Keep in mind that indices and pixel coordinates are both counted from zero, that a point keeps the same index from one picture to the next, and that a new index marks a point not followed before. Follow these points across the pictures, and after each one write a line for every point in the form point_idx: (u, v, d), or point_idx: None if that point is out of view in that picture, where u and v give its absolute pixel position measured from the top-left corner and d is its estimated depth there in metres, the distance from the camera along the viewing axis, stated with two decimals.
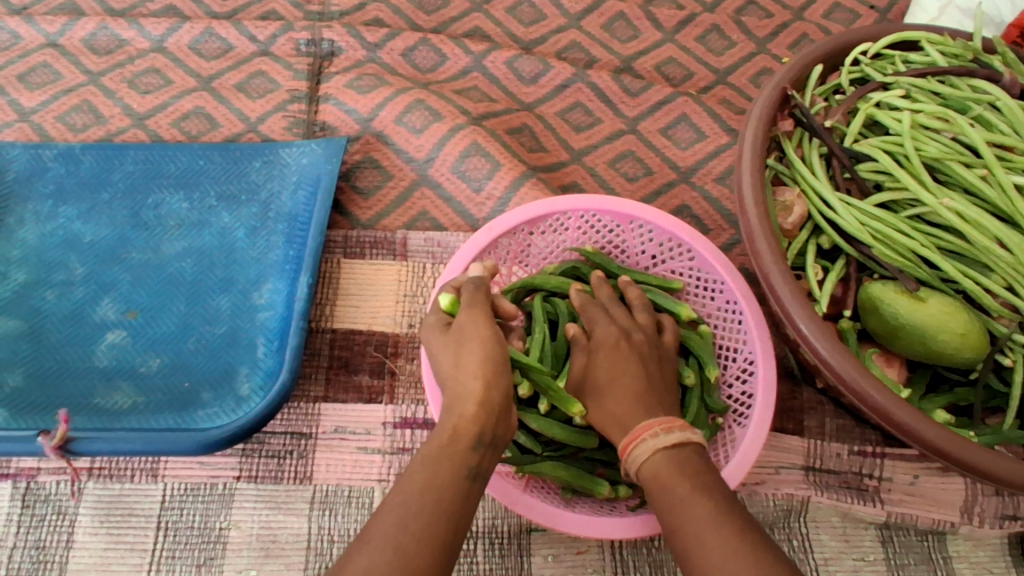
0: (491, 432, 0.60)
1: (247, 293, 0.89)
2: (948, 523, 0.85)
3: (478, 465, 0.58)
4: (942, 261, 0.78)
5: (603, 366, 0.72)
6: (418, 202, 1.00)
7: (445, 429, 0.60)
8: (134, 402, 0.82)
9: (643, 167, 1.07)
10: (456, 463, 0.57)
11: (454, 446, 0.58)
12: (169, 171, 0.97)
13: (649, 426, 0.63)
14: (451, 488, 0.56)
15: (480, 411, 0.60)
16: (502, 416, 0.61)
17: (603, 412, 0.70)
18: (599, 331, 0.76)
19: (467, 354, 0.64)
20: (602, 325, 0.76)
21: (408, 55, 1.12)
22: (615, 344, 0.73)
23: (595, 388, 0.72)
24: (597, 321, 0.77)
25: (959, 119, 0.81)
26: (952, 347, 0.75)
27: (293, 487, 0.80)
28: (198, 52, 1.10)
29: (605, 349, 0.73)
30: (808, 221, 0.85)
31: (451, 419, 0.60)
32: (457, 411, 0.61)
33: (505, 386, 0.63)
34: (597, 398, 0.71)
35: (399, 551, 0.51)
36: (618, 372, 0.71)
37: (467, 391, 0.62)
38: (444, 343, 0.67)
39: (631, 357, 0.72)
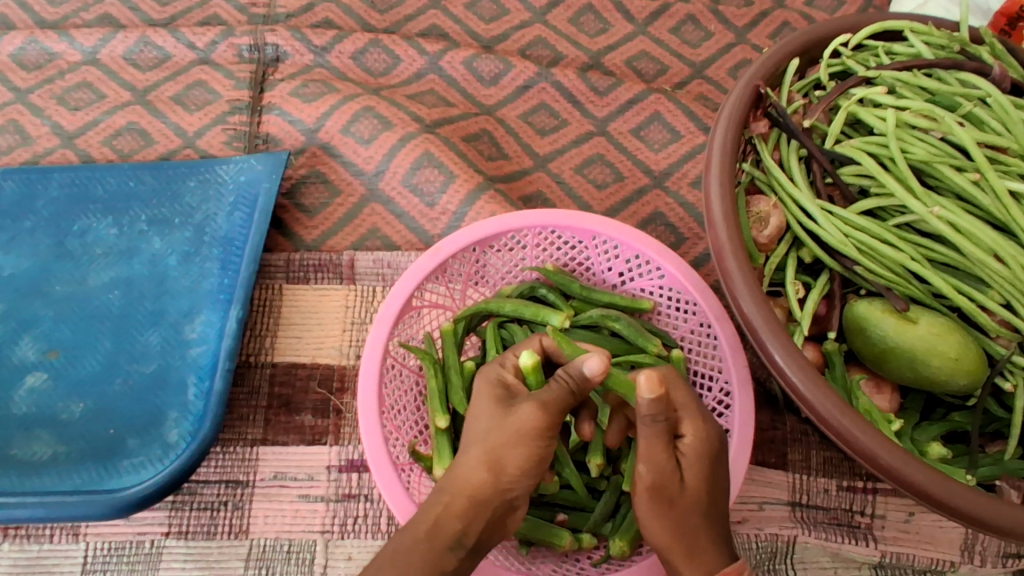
0: (474, 536, 0.55)
1: (179, 326, 0.82)
2: (947, 562, 0.77)
3: (453, 569, 0.54)
4: (932, 277, 0.70)
5: (696, 479, 0.56)
6: (368, 219, 0.93)
7: (428, 515, 0.55)
8: (54, 453, 0.76)
9: (613, 172, 0.99)
10: (430, 558, 0.54)
11: (432, 542, 0.54)
12: (97, 195, 0.90)
13: (734, 570, 0.55)
14: None
15: (473, 510, 0.54)
16: (494, 517, 0.55)
17: (672, 523, 0.56)
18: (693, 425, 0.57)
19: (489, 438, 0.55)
20: (705, 418, 0.57)
21: (358, 58, 1.04)
22: (715, 450, 0.58)
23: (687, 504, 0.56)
24: (701, 414, 0.58)
25: (948, 117, 0.73)
26: (945, 372, 0.67)
27: (226, 543, 0.74)
28: (132, 62, 1.03)
29: (703, 455, 0.57)
30: (786, 233, 0.76)
31: (435, 508, 0.55)
32: (452, 495, 0.55)
33: (519, 486, 0.55)
34: (675, 509, 0.56)
35: None
36: (712, 486, 0.57)
37: (464, 479, 0.55)
38: (486, 405, 0.57)
39: (718, 470, 0.58)
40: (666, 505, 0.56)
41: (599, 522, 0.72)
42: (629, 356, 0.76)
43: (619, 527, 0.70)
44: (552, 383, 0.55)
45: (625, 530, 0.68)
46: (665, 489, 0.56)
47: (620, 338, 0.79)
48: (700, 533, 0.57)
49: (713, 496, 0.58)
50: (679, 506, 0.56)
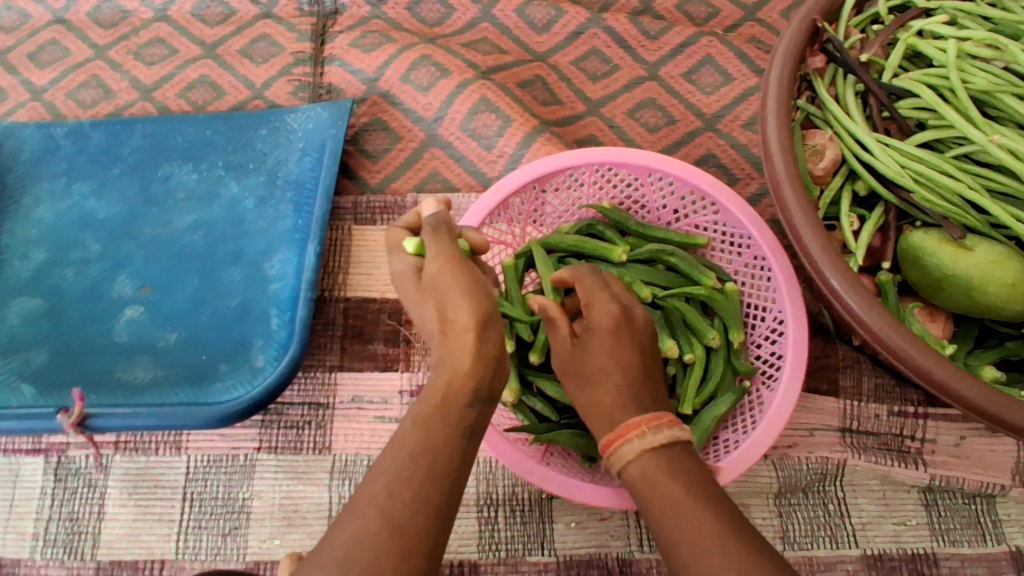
0: (487, 388, 0.53)
1: (259, 264, 0.89)
2: (997, 485, 0.80)
3: (476, 422, 0.53)
4: (992, 205, 0.71)
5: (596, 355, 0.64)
6: (428, 162, 0.97)
7: (438, 386, 0.53)
8: (153, 377, 0.83)
9: (665, 115, 1.01)
10: (450, 418, 0.52)
11: (449, 407, 0.52)
12: (177, 143, 0.96)
13: (631, 424, 0.57)
14: (445, 449, 0.51)
15: (478, 366, 0.52)
16: (498, 367, 0.54)
17: (581, 389, 0.64)
18: (597, 307, 0.67)
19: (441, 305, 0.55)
20: (602, 303, 0.67)
21: (413, 9, 1.07)
22: (613, 325, 0.65)
23: (584, 374, 0.64)
24: (598, 300, 0.67)
25: (1011, 45, 0.73)
26: (1001, 299, 0.69)
27: (312, 458, 0.82)
28: (201, 18, 1.08)
29: (605, 331, 0.65)
30: (842, 166, 0.78)
31: (442, 375, 0.53)
32: (458, 361, 0.53)
33: (500, 333, 0.55)
34: (579, 378, 0.65)
35: (392, 516, 0.46)
36: (608, 357, 0.63)
37: (461, 342, 0.53)
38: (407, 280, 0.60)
39: (627, 338, 0.65)
40: (574, 375, 0.66)
41: None
42: (685, 288, 0.80)
43: None
44: (425, 235, 0.59)
45: None
46: (569, 361, 0.66)
47: (676, 273, 0.83)
48: (605, 396, 0.61)
49: (608, 366, 0.63)
50: (575, 376, 0.65)
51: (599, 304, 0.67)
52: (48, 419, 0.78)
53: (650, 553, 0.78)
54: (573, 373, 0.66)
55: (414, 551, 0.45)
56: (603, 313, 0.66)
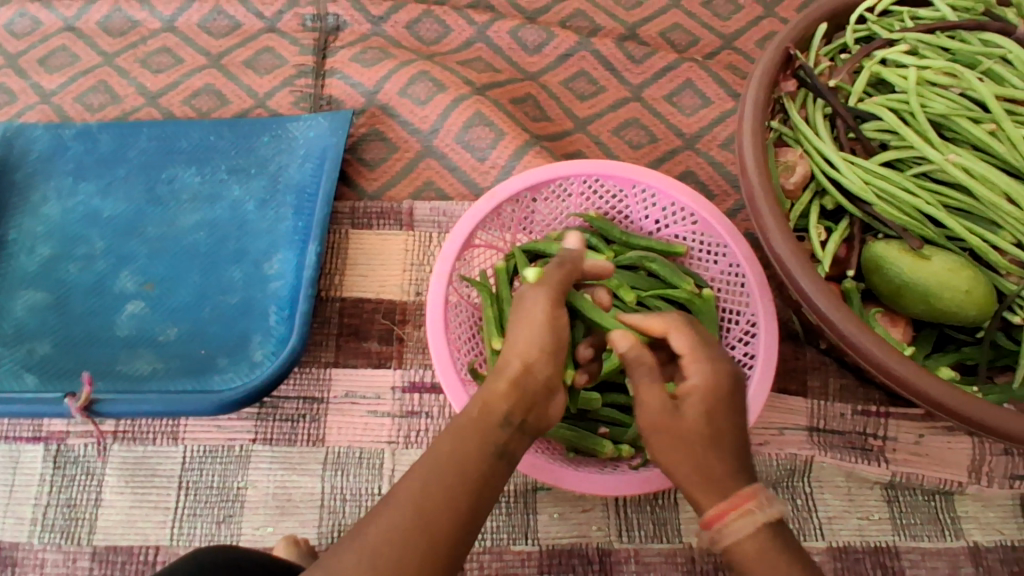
0: (522, 415, 0.57)
1: (260, 263, 0.93)
2: (955, 482, 0.85)
3: (506, 444, 0.56)
4: (947, 219, 0.77)
5: (696, 415, 0.57)
6: (424, 172, 1.02)
7: (475, 403, 0.58)
8: (154, 368, 0.87)
9: (648, 134, 1.07)
10: (484, 436, 0.56)
11: (483, 421, 0.56)
12: (182, 147, 1.00)
13: (740, 500, 0.54)
14: (474, 459, 0.55)
15: (515, 390, 0.57)
16: (536, 397, 0.58)
17: (681, 454, 0.56)
18: (700, 365, 0.59)
19: (526, 331, 0.59)
20: (705, 361, 0.59)
21: (412, 27, 1.12)
22: (726, 386, 0.58)
23: (682, 438, 0.56)
24: (701, 356, 0.60)
25: (968, 74, 0.80)
26: (957, 304, 0.75)
27: (306, 449, 0.85)
28: (207, 30, 1.12)
29: (705, 393, 0.57)
30: (811, 182, 0.84)
31: (482, 394, 0.58)
32: (499, 380, 0.58)
33: (551, 369, 0.58)
34: (680, 442, 0.56)
35: (419, 511, 0.52)
36: (717, 421, 0.57)
37: (507, 367, 0.58)
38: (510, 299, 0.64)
39: (727, 409, 0.58)
40: (673, 439, 0.56)
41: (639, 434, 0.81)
42: (665, 290, 0.85)
43: None
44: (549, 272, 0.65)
45: None
46: (668, 425, 0.56)
47: (656, 279, 0.88)
48: (709, 464, 0.55)
49: (720, 431, 0.56)
50: (682, 438, 0.56)
51: (699, 360, 0.59)
52: (57, 404, 0.82)
53: (629, 543, 0.81)
54: (671, 435, 0.56)
55: (435, 544, 0.52)
56: (703, 375, 0.58)
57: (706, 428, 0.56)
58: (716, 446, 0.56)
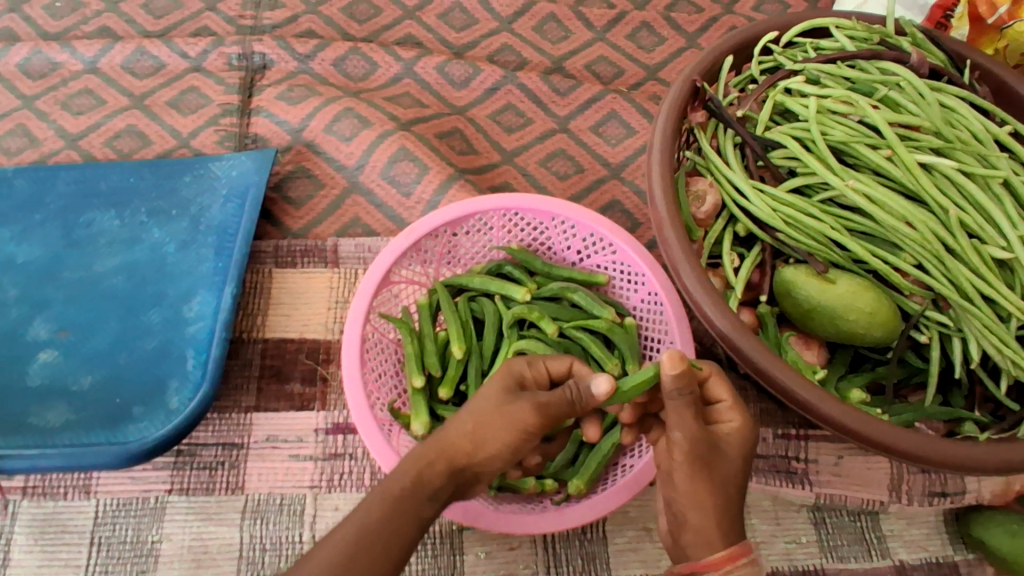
0: (448, 493, 0.65)
1: (179, 306, 0.91)
2: (877, 502, 0.87)
3: (429, 517, 0.64)
4: (851, 243, 0.79)
5: (733, 456, 0.62)
6: (350, 209, 1.01)
7: (411, 470, 0.64)
8: (66, 420, 0.84)
9: (575, 165, 1.09)
10: (417, 505, 0.63)
11: (413, 493, 0.63)
12: (101, 190, 0.99)
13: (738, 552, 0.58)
14: (404, 518, 0.62)
15: (450, 467, 0.64)
16: (464, 481, 0.66)
17: (711, 492, 0.60)
18: (740, 414, 0.64)
19: (489, 431, 0.63)
20: (745, 411, 0.64)
21: (339, 65, 1.12)
22: (753, 438, 0.64)
23: (716, 480, 0.60)
24: (740, 404, 0.65)
25: (863, 102, 0.83)
26: (863, 325, 0.77)
27: (224, 498, 0.83)
28: (130, 71, 1.11)
29: (743, 441, 0.63)
30: (723, 211, 0.86)
31: (421, 460, 0.64)
32: (441, 456, 0.64)
33: (492, 465, 0.66)
34: (714, 480, 0.60)
35: (359, 541, 0.60)
36: (744, 465, 0.63)
37: (453, 448, 0.64)
38: (500, 376, 0.66)
39: (749, 458, 0.64)
40: (707, 471, 0.60)
41: (561, 467, 0.80)
42: (586, 321, 0.86)
43: (579, 470, 0.79)
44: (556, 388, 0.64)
45: (584, 472, 0.77)
46: (712, 460, 0.60)
47: (578, 309, 0.89)
48: (730, 508, 0.61)
49: (739, 482, 0.62)
50: (717, 474, 0.60)
51: (738, 410, 0.64)
52: None
53: None
54: (710, 468, 0.60)
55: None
56: (743, 425, 0.63)
57: (734, 471, 0.62)
58: (737, 490, 0.62)
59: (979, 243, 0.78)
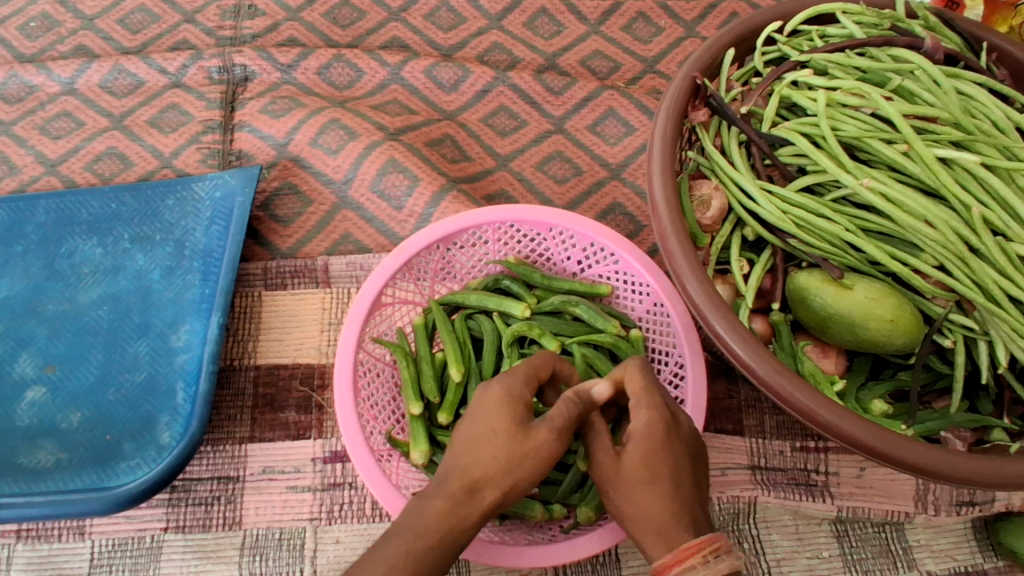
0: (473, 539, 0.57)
1: (166, 336, 0.88)
2: (902, 513, 0.84)
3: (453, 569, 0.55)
4: (868, 245, 0.75)
5: (635, 459, 0.58)
6: (340, 225, 0.97)
7: (448, 522, 0.55)
8: (57, 459, 0.82)
9: (572, 167, 1.04)
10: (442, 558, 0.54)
11: (444, 549, 0.55)
12: (82, 217, 0.95)
13: (695, 547, 0.53)
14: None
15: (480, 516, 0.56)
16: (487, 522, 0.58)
17: (627, 500, 0.58)
18: (640, 410, 0.60)
19: (518, 457, 0.57)
20: (648, 403, 0.60)
21: (323, 73, 1.07)
22: (661, 430, 0.59)
23: (626, 485, 0.58)
24: (643, 400, 0.60)
25: (875, 93, 0.78)
26: (883, 333, 0.72)
27: (221, 535, 0.80)
28: (108, 90, 1.07)
29: (644, 437, 0.58)
30: (730, 214, 0.81)
31: (451, 517, 0.55)
32: (476, 506, 0.56)
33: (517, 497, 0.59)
34: (623, 485, 0.58)
35: None
36: (655, 463, 0.58)
37: (483, 495, 0.57)
38: (498, 395, 0.60)
39: (666, 450, 0.58)
40: (614, 483, 0.59)
41: (568, 492, 0.77)
42: (591, 335, 0.82)
43: (587, 496, 0.76)
44: (559, 405, 0.59)
45: (593, 499, 0.74)
46: (610, 473, 0.59)
47: (582, 322, 0.85)
48: (654, 509, 0.57)
49: (660, 477, 0.57)
50: (620, 487, 0.58)
51: (644, 405, 0.60)
52: None
53: None
54: (611, 483, 0.59)
55: None
56: (643, 418, 0.59)
57: (643, 474, 0.58)
58: (654, 490, 0.57)
59: (1005, 241, 0.74)
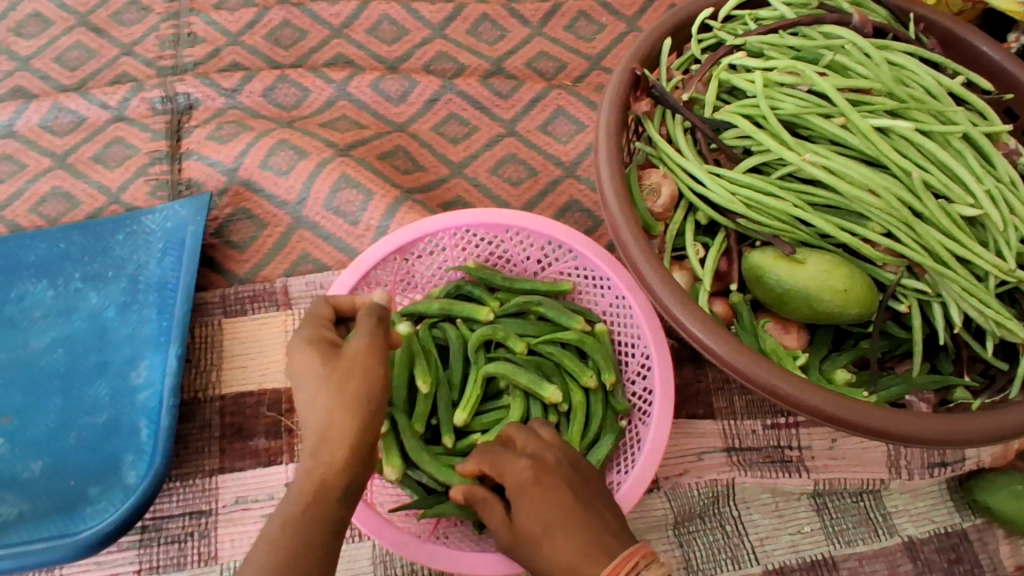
0: (356, 484, 0.56)
1: (124, 374, 0.86)
2: (878, 480, 0.86)
3: (344, 522, 0.55)
4: (816, 219, 0.76)
5: (524, 517, 0.63)
6: (297, 245, 0.96)
7: (312, 484, 0.54)
8: (20, 511, 0.79)
9: (527, 168, 1.04)
10: (324, 520, 0.53)
11: (320, 511, 0.53)
12: (29, 261, 0.93)
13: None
14: (317, 552, 0.52)
15: (351, 458, 0.55)
16: (367, 465, 0.57)
17: (537, 557, 0.62)
18: (505, 469, 0.66)
19: (356, 385, 0.56)
20: (507, 465, 0.66)
21: (268, 95, 1.06)
22: (529, 477, 0.64)
23: (531, 540, 0.62)
24: (495, 465, 0.67)
25: (808, 70, 0.80)
26: (838, 305, 0.74)
27: (197, 572, 0.78)
28: (49, 130, 1.05)
29: (519, 492, 0.64)
30: (682, 201, 0.82)
31: (315, 475, 0.54)
32: (336, 456, 0.55)
33: (377, 426, 0.57)
34: (526, 542, 0.63)
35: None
36: (543, 513, 0.62)
37: (337, 443, 0.55)
38: (314, 347, 0.58)
39: (546, 494, 0.63)
40: (520, 546, 0.63)
41: None
42: (556, 334, 0.82)
43: None
44: (361, 320, 0.59)
45: None
46: (510, 538, 0.64)
47: (547, 321, 0.85)
48: (563, 553, 0.60)
49: (550, 523, 0.61)
50: (524, 547, 0.63)
51: (505, 464, 0.66)
52: None
53: None
54: (516, 547, 0.64)
55: None
56: (511, 476, 0.65)
57: (536, 527, 0.62)
58: (557, 534, 0.61)
59: (947, 203, 0.76)
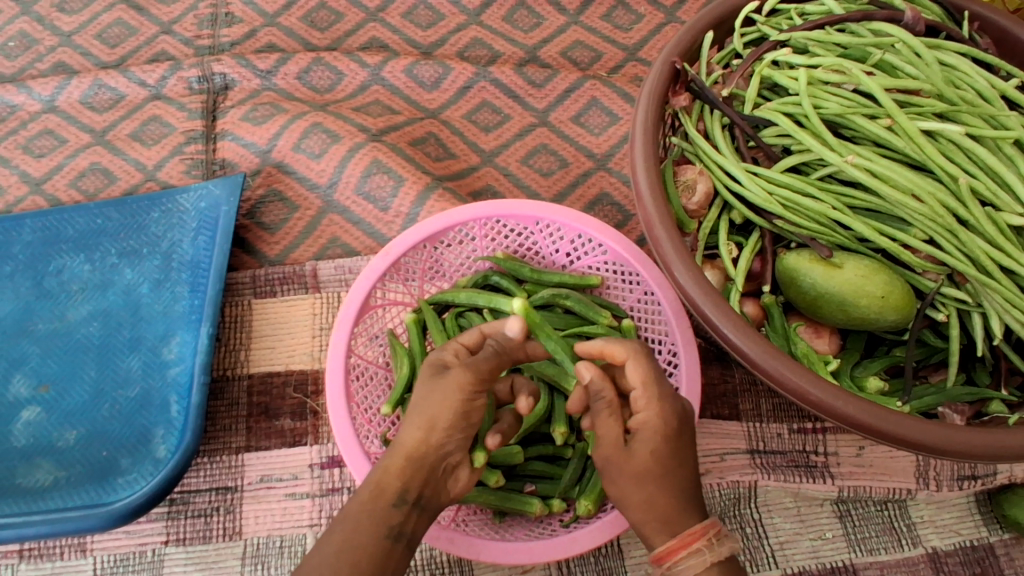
0: (416, 491, 0.56)
1: (157, 349, 0.88)
2: (904, 490, 0.84)
3: (401, 524, 0.55)
4: (856, 223, 0.74)
5: (646, 452, 0.57)
6: (328, 229, 0.97)
7: (374, 477, 0.57)
8: (55, 478, 0.82)
9: (558, 159, 1.04)
10: (377, 513, 0.55)
11: (376, 501, 0.56)
12: (67, 235, 0.95)
13: (699, 532, 0.55)
14: (368, 548, 0.54)
15: (412, 468, 0.56)
16: (432, 478, 0.57)
17: (630, 490, 0.58)
18: (650, 400, 0.58)
19: (436, 408, 0.57)
20: (656, 398, 0.58)
21: (303, 77, 1.07)
22: (675, 426, 0.58)
23: (637, 475, 0.58)
24: (654, 394, 0.58)
25: (855, 69, 0.77)
26: (874, 310, 0.72)
27: (222, 545, 0.80)
28: (89, 106, 1.07)
29: (659, 431, 0.57)
30: (716, 198, 0.81)
31: (376, 472, 0.58)
32: (399, 456, 0.57)
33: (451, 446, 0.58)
34: (625, 473, 0.58)
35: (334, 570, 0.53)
36: (667, 459, 0.57)
37: (405, 448, 0.57)
38: (459, 380, 0.58)
39: (674, 451, 0.58)
40: (618, 471, 0.59)
41: (568, 487, 0.77)
42: (583, 328, 0.81)
43: (584, 489, 0.75)
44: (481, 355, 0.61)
45: (589, 493, 0.73)
46: (615, 460, 0.59)
47: (573, 315, 0.84)
48: (659, 498, 0.57)
49: (669, 470, 0.57)
50: (624, 475, 0.58)
51: (656, 399, 0.58)
52: None
53: None
54: (617, 469, 0.59)
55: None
56: (658, 412, 0.58)
57: (653, 467, 0.57)
58: (666, 483, 0.57)
59: (993, 211, 0.73)
